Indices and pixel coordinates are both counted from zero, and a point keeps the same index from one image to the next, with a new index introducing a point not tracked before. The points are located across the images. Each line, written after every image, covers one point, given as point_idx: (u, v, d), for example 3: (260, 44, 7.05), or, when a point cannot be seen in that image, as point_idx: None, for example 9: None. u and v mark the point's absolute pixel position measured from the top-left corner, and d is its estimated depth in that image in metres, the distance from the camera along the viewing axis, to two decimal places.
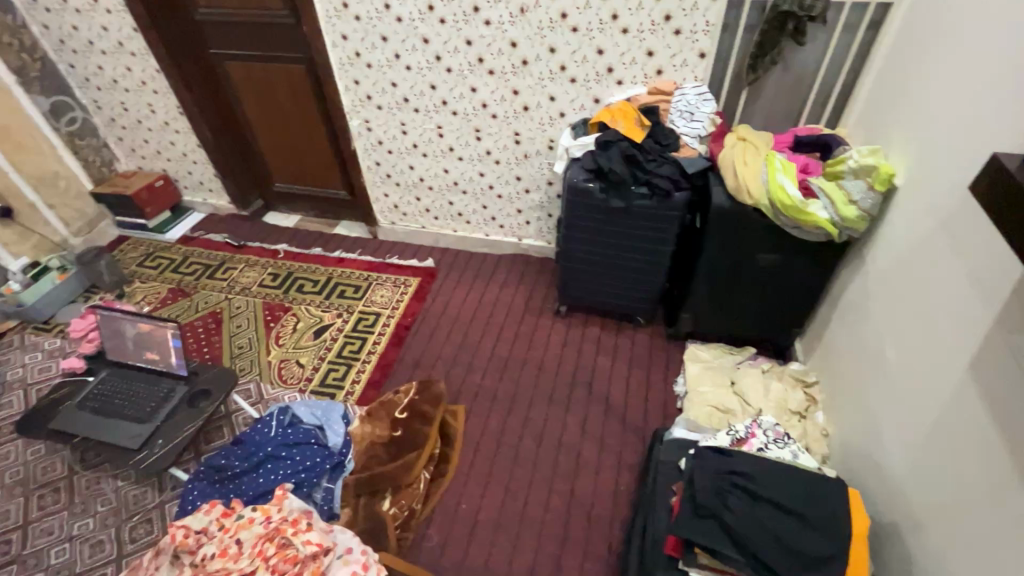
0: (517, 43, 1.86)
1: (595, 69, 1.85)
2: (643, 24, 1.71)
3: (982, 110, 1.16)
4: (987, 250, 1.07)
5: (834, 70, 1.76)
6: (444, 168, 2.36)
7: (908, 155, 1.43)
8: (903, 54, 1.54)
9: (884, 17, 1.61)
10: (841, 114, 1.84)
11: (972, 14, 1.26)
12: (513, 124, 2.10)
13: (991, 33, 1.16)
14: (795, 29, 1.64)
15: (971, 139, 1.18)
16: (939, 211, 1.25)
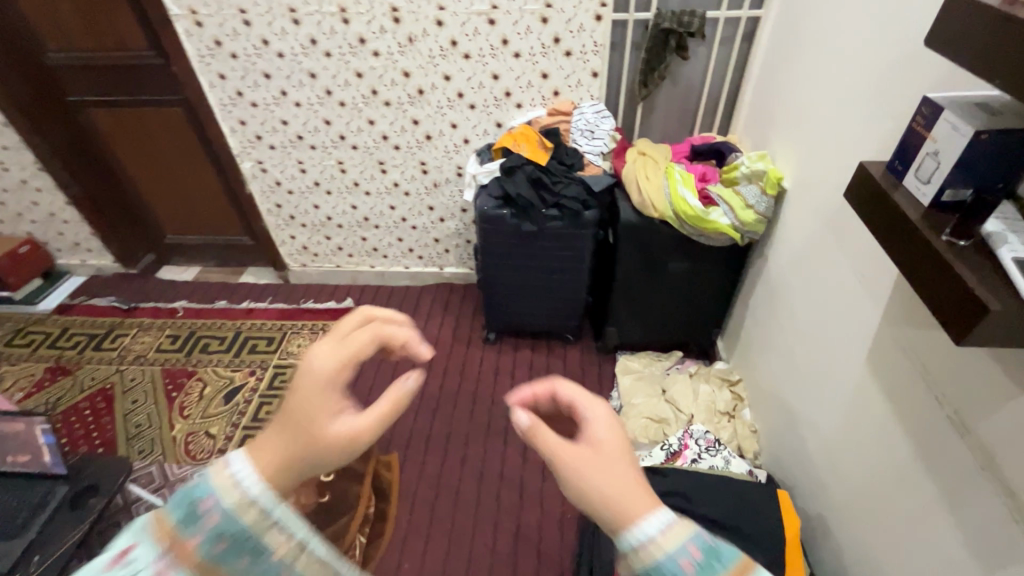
0: (410, 73, 1.80)
1: (493, 94, 1.83)
2: (534, 48, 1.71)
3: (849, 114, 1.23)
4: (867, 249, 1.13)
5: (719, 81, 1.85)
6: (352, 204, 2.25)
7: (791, 159, 1.50)
8: (777, 63, 1.62)
9: (755, 30, 1.70)
10: (730, 121, 1.92)
11: (829, 26, 1.34)
12: (418, 154, 2.03)
13: (847, 44, 1.25)
14: (677, 46, 1.70)
15: (842, 143, 1.25)
16: (823, 213, 1.31)
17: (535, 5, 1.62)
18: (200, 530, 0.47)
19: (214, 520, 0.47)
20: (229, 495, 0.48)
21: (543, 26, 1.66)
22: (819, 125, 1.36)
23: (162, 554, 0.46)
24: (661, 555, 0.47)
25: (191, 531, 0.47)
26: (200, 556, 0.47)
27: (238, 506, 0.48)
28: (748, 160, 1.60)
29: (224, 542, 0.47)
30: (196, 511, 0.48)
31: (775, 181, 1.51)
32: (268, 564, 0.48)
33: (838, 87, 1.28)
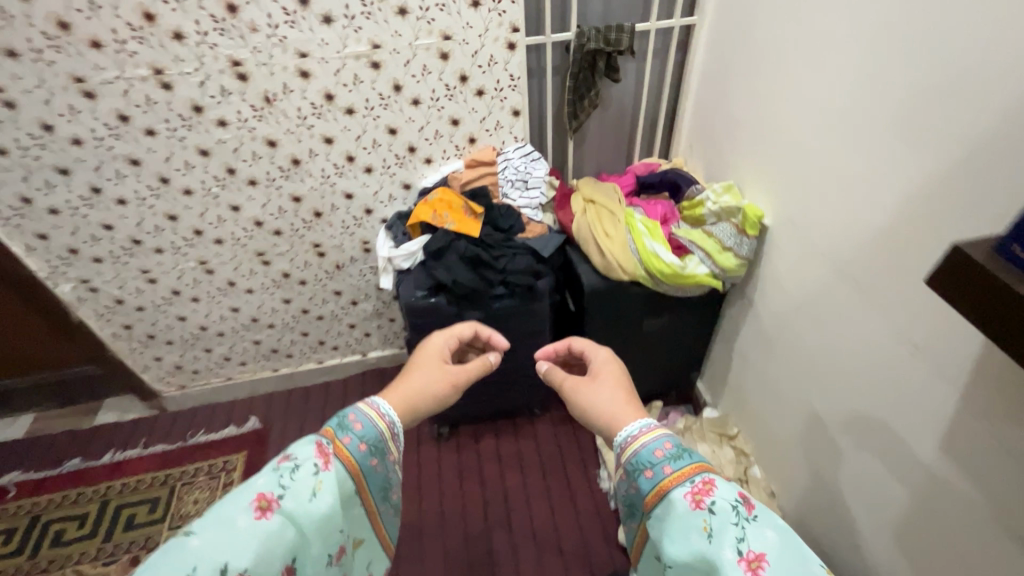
0: (275, 141, 1.35)
1: (393, 151, 1.43)
2: (436, 91, 1.34)
3: (856, 141, 1.00)
4: (926, 311, 0.91)
5: (653, 99, 1.60)
6: (231, 307, 1.73)
7: (770, 189, 1.28)
8: (727, 74, 1.39)
9: (689, 38, 1.46)
10: (670, 141, 1.69)
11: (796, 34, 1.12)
12: (308, 235, 1.58)
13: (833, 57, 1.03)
14: (606, 67, 1.41)
15: (852, 176, 1.02)
16: (836, 257, 1.09)
17: (430, 38, 1.24)
18: (354, 436, 0.71)
19: (360, 432, 0.72)
20: (373, 419, 0.75)
21: (445, 64, 1.29)
22: (807, 150, 1.13)
23: (331, 452, 0.68)
24: (641, 449, 0.74)
25: (350, 437, 0.71)
26: (353, 458, 0.70)
27: (378, 420, 0.75)
28: (714, 194, 1.37)
29: (366, 447, 0.72)
30: (349, 424, 0.72)
31: (753, 219, 1.29)
32: (382, 465, 0.74)
33: (830, 108, 1.06)
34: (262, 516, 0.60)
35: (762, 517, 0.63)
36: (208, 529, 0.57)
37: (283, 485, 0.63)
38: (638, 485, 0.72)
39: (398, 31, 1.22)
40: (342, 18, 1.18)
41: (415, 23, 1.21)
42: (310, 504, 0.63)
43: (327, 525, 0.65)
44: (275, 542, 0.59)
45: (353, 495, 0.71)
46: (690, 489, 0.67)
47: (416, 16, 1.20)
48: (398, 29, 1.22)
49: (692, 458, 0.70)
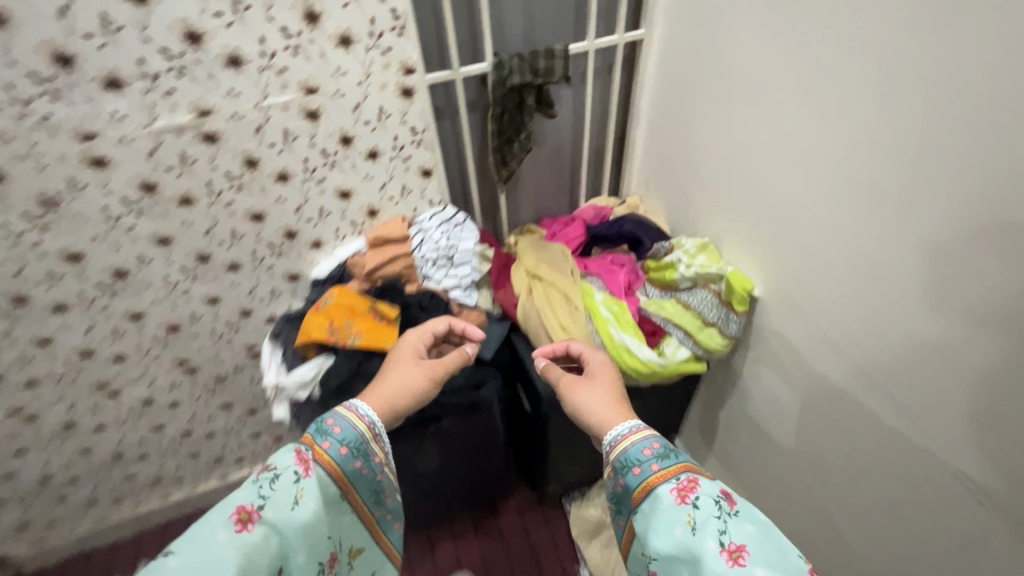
0: (81, 253, 0.93)
1: (265, 240, 1.05)
2: (310, 160, 0.96)
3: (897, 215, 0.75)
4: None
5: (596, 128, 1.30)
6: (79, 449, 1.30)
7: (762, 251, 1.02)
8: (690, 102, 1.10)
9: (635, 55, 1.16)
10: (619, 173, 1.40)
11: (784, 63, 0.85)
12: (167, 354, 1.17)
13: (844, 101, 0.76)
14: (538, 102, 1.09)
15: (892, 257, 0.78)
16: (869, 351, 0.86)
17: (287, 94, 0.86)
18: (334, 440, 0.77)
19: (341, 436, 0.77)
20: (353, 421, 0.80)
21: (315, 125, 0.91)
22: (818, 214, 0.87)
23: (309, 459, 0.74)
24: (630, 448, 0.78)
25: (330, 442, 0.77)
26: (335, 463, 0.75)
27: (358, 424, 0.80)
28: (686, 256, 1.12)
29: (348, 451, 0.77)
30: (328, 429, 0.78)
31: (739, 291, 1.03)
32: (367, 468, 0.79)
33: (854, 166, 0.80)
34: (243, 529, 0.65)
35: (744, 513, 0.68)
36: (193, 543, 0.62)
37: (263, 496, 0.68)
38: (627, 482, 0.76)
39: (234, 89, 0.83)
40: (139, 79, 0.77)
41: (259, 75, 0.83)
42: (291, 513, 0.69)
43: (309, 529, 0.70)
44: (257, 554, 0.64)
45: (339, 500, 0.77)
46: (675, 486, 0.72)
47: (257, 67, 0.82)
48: (234, 87, 0.83)
49: (678, 458, 0.75)
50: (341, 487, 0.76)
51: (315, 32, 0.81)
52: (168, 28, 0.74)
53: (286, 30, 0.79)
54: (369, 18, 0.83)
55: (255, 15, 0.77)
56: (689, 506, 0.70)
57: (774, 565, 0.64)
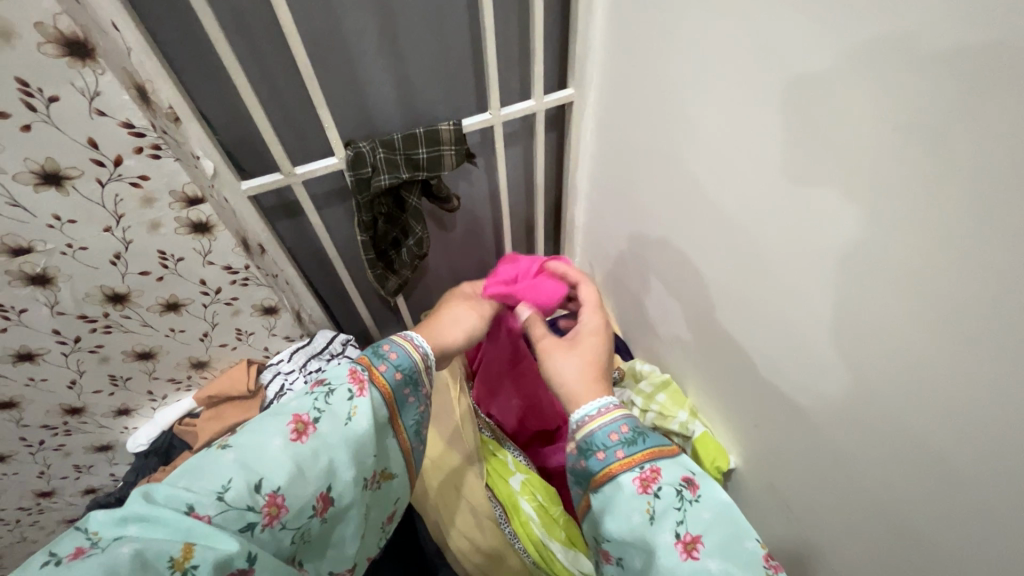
0: None
1: (34, 424, 0.72)
2: (63, 328, 0.63)
3: (921, 462, 0.49)
4: None
5: (522, 203, 0.98)
6: None
7: (739, 407, 0.75)
8: (635, 188, 0.79)
9: (564, 119, 0.84)
10: (557, 248, 1.10)
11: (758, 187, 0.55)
12: None
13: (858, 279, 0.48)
14: (423, 197, 0.77)
15: (918, 510, 0.51)
16: None
17: None
18: (389, 364, 0.51)
19: (398, 360, 0.52)
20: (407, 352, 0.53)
21: (52, 289, 0.58)
22: (809, 402, 0.60)
23: (363, 374, 0.49)
24: (594, 429, 0.50)
25: (384, 364, 0.51)
26: (387, 390, 0.51)
27: (415, 354, 0.53)
28: (638, 392, 0.89)
29: (405, 377, 0.52)
30: (382, 351, 0.52)
31: (712, 468, 0.78)
32: (414, 399, 0.53)
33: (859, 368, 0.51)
34: (297, 440, 0.44)
35: (711, 500, 0.45)
36: (245, 439, 0.44)
37: (320, 405, 0.47)
38: (582, 462, 0.50)
39: None
40: None
41: None
42: (346, 432, 0.46)
43: (361, 455, 0.47)
44: (307, 467, 0.44)
45: (386, 429, 0.51)
46: (637, 473, 0.47)
47: None
48: None
49: (645, 441, 0.48)
50: (391, 418, 0.51)
51: None
52: None
53: None
54: (87, 141, 0.49)
55: None
56: (650, 497, 0.46)
57: (738, 560, 0.42)
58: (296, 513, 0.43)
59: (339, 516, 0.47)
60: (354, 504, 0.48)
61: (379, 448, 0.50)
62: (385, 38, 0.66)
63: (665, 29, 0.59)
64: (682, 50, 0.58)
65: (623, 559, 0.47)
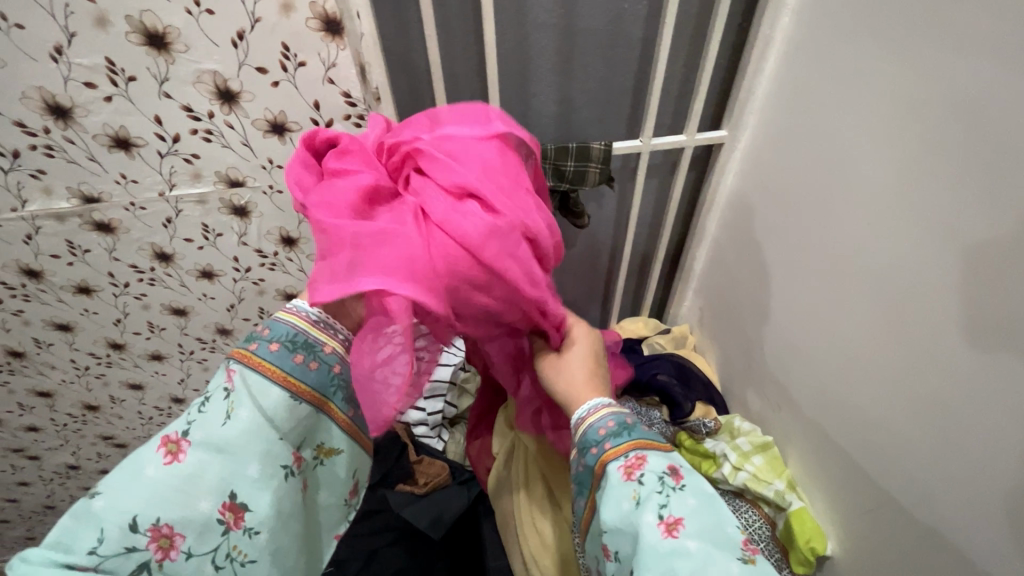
0: None
1: (192, 334, 0.84)
2: (241, 256, 0.74)
3: None
4: None
5: (646, 237, 0.99)
6: None
7: (850, 489, 0.68)
8: (767, 237, 0.77)
9: (709, 161, 0.85)
10: (669, 287, 1.09)
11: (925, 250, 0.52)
12: (86, 430, 0.99)
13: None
14: (559, 209, 0.82)
15: None
16: None
17: (200, 186, 0.64)
18: (263, 342, 0.46)
19: (273, 334, 0.46)
20: (286, 315, 0.48)
21: (245, 222, 0.69)
22: (942, 495, 0.54)
23: (234, 368, 0.45)
24: (585, 429, 0.48)
25: (258, 344, 0.46)
26: (274, 370, 0.45)
27: (294, 320, 0.47)
28: (737, 453, 0.83)
29: (283, 346, 0.46)
30: (257, 333, 0.47)
31: (805, 547, 0.74)
32: (315, 362, 0.47)
33: (1020, 462, 0.45)
34: (171, 462, 0.41)
35: (695, 487, 0.43)
36: (115, 479, 0.41)
37: (190, 417, 0.43)
38: (581, 459, 0.48)
39: (128, 174, 0.61)
40: None
41: (160, 162, 0.60)
42: (221, 434, 0.43)
43: (258, 446, 0.43)
44: (189, 485, 0.41)
45: (296, 408, 0.46)
46: (622, 462, 0.45)
47: (155, 151, 0.59)
48: (126, 173, 0.61)
49: (632, 433, 0.46)
50: (294, 395, 0.46)
51: (233, 115, 0.58)
52: (20, 98, 0.52)
53: (191, 111, 0.56)
54: (312, 103, 0.58)
55: (143, 89, 0.54)
56: (634, 484, 0.43)
57: (721, 545, 0.40)
58: (200, 532, 0.41)
59: (262, 518, 0.44)
60: (276, 497, 0.44)
61: (289, 429, 0.45)
62: (562, 56, 0.72)
63: (843, 82, 0.59)
64: (857, 105, 0.57)
65: (619, 553, 0.43)
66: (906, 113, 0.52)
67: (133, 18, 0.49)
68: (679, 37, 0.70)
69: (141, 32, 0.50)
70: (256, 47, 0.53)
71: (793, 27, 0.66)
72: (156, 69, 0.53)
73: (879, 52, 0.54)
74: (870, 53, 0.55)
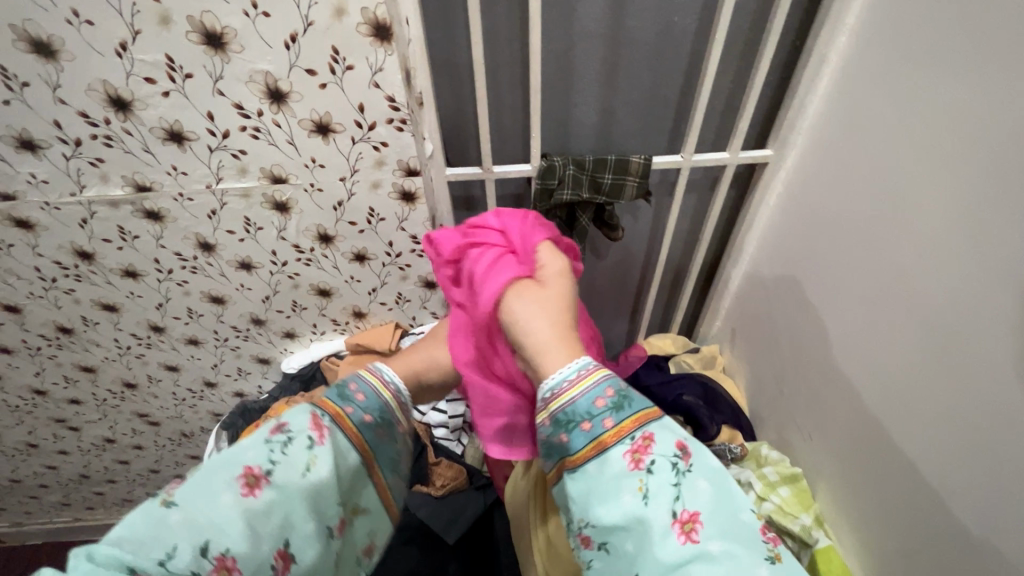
0: (18, 307, 0.79)
1: (228, 322, 0.87)
2: (278, 250, 0.75)
3: None
4: None
5: (680, 253, 0.98)
6: (30, 476, 1.17)
7: (884, 528, 0.65)
8: (809, 262, 0.75)
9: (752, 179, 0.83)
10: (700, 305, 1.07)
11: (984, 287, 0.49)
12: (123, 406, 1.03)
13: None
14: (593, 220, 0.81)
15: None
16: None
17: (245, 180, 0.66)
18: (357, 408, 0.51)
19: (366, 403, 0.52)
20: (377, 387, 0.54)
21: (285, 217, 0.71)
22: (989, 545, 0.50)
23: (325, 421, 0.48)
24: (576, 397, 0.43)
25: (350, 407, 0.51)
26: (356, 434, 0.50)
27: (382, 392, 0.54)
28: (761, 484, 0.80)
29: (373, 418, 0.52)
30: (350, 394, 0.52)
31: None
32: (387, 436, 0.53)
33: None
34: (249, 495, 0.42)
35: (704, 470, 0.41)
36: (190, 500, 0.40)
37: (274, 454, 0.44)
38: (563, 436, 0.43)
39: (179, 167, 0.63)
40: (58, 143, 0.60)
41: (209, 156, 0.62)
42: (305, 482, 0.44)
43: (327, 501, 0.46)
44: (262, 526, 0.41)
45: (360, 473, 0.50)
46: (626, 446, 0.41)
47: (206, 145, 0.61)
48: (177, 165, 0.63)
49: (633, 407, 0.43)
50: (364, 461, 0.50)
51: (280, 114, 0.59)
52: (86, 89, 0.55)
53: (242, 109, 0.58)
54: (357, 105, 0.59)
55: (198, 86, 0.56)
56: (642, 471, 0.40)
57: (738, 538, 0.38)
58: (254, 575, 0.40)
59: (307, 574, 0.44)
60: (322, 557, 0.45)
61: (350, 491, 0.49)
62: (606, 67, 0.71)
63: (900, 106, 0.56)
64: (914, 130, 0.55)
65: (609, 543, 0.40)
66: (970, 142, 0.49)
67: (194, 18, 0.51)
68: (728, 52, 0.69)
69: (200, 31, 0.52)
70: (307, 49, 0.54)
71: (849, 46, 0.63)
72: (212, 67, 0.54)
73: (943, 77, 0.51)
74: (933, 78, 0.52)
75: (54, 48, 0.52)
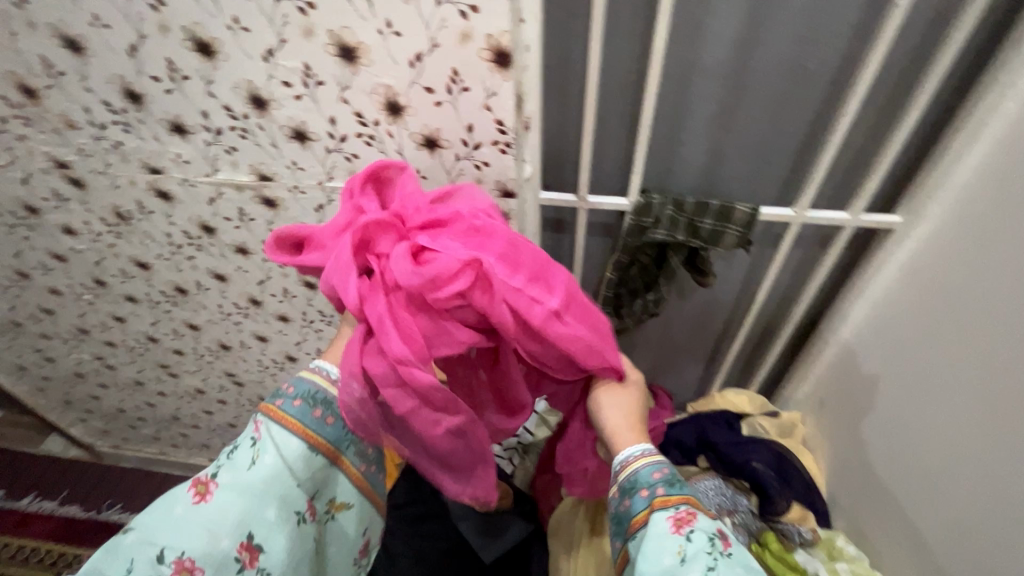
0: (148, 264, 0.90)
1: (316, 306, 0.93)
2: None
3: None
4: None
5: (773, 308, 0.91)
6: (133, 408, 1.32)
7: None
8: (931, 346, 0.66)
9: (870, 244, 0.75)
10: (786, 366, 0.99)
11: None
12: (216, 363, 1.13)
13: None
14: (683, 263, 0.77)
15: None
16: None
17: None
18: (287, 398, 0.54)
19: (296, 390, 0.54)
20: (307, 375, 0.56)
21: None
22: None
23: (260, 420, 0.53)
24: (637, 468, 0.50)
25: (282, 400, 0.54)
26: (294, 422, 0.53)
27: (314, 378, 0.55)
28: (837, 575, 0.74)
29: (305, 403, 0.54)
30: (283, 389, 0.55)
31: None
32: (331, 419, 0.54)
33: None
34: (199, 502, 0.49)
35: (741, 561, 0.45)
36: (147, 520, 0.48)
37: (219, 464, 0.52)
38: (624, 501, 0.50)
39: (298, 162, 0.68)
40: (202, 130, 0.67)
41: (325, 156, 0.67)
42: (247, 479, 0.51)
43: (276, 490, 0.51)
44: (215, 524, 0.48)
45: (311, 457, 0.53)
46: (671, 513, 0.47)
47: (324, 146, 0.66)
48: (296, 161, 0.68)
49: (683, 488, 0.49)
50: (310, 445, 0.53)
51: (394, 126, 0.62)
52: (232, 87, 0.61)
53: (360, 117, 0.62)
54: (466, 125, 0.61)
55: (326, 94, 0.60)
56: (682, 539, 0.45)
57: None
58: (218, 567, 0.47)
59: (275, 557, 0.51)
60: (287, 539, 0.51)
61: (304, 476, 0.53)
62: (723, 109, 0.68)
63: None
64: None
65: None
66: None
67: (333, 32, 0.54)
68: (865, 106, 0.63)
69: (336, 44, 0.55)
70: (429, 69, 0.56)
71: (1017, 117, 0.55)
72: (342, 78, 0.58)
73: None
74: None
75: (212, 48, 0.58)
